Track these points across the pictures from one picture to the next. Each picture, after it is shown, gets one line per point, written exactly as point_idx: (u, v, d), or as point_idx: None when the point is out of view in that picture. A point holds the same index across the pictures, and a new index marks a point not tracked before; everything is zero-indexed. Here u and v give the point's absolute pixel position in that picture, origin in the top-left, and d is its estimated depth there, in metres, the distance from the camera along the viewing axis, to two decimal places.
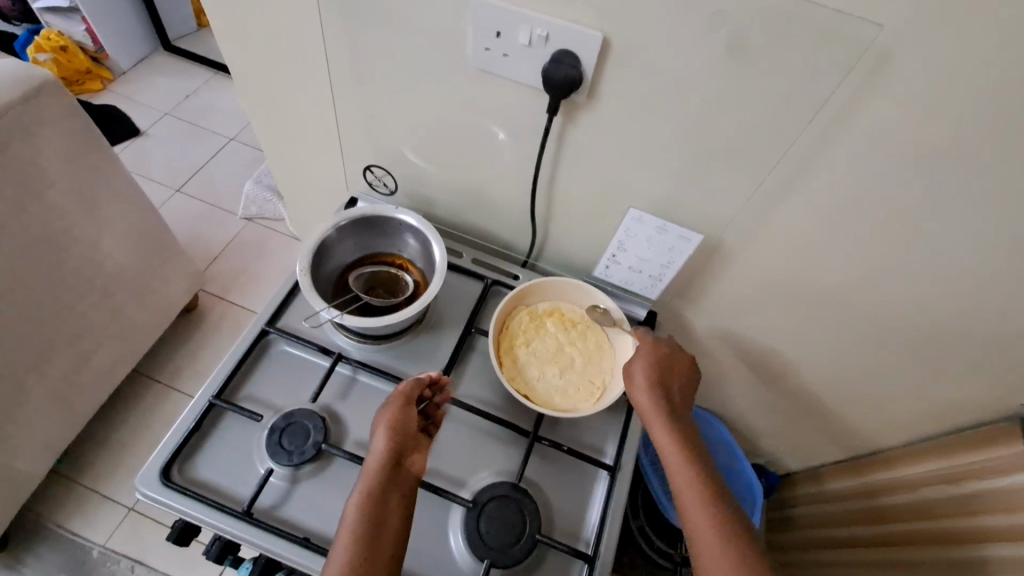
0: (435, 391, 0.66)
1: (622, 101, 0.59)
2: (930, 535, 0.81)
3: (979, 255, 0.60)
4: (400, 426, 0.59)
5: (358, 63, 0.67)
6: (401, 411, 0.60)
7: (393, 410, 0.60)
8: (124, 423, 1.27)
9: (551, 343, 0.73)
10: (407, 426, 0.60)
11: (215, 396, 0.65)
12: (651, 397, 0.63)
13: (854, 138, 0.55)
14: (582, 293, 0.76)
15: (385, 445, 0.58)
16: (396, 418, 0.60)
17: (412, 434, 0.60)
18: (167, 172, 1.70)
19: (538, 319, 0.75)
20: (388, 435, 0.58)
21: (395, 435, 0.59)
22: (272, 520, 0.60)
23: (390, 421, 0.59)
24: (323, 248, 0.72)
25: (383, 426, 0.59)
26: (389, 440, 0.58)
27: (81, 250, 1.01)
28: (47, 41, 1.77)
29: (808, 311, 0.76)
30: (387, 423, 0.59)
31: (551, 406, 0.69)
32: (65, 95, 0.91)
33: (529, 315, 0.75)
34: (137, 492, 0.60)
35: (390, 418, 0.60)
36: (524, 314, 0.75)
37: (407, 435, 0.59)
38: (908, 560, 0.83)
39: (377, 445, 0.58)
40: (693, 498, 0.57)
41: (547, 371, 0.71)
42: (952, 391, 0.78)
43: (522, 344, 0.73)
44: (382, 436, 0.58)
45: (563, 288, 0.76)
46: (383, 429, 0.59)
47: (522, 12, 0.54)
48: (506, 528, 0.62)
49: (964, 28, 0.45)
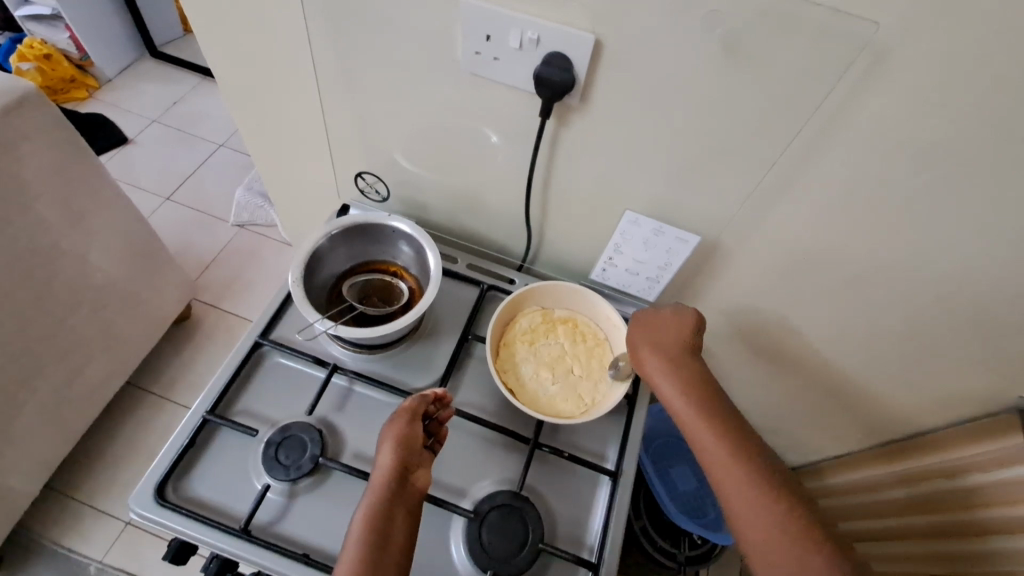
0: (439, 407, 0.65)
1: (615, 103, 0.58)
2: (933, 530, 0.81)
3: (981, 250, 0.59)
4: (407, 441, 0.58)
5: (347, 68, 0.66)
6: (408, 426, 0.59)
7: (398, 425, 0.59)
8: (119, 436, 1.26)
9: (555, 350, 0.73)
10: (414, 440, 0.59)
11: (209, 411, 0.64)
12: (660, 364, 0.64)
13: (852, 136, 0.54)
14: (593, 308, 0.75)
15: (392, 460, 0.56)
16: (400, 433, 0.58)
17: (417, 449, 0.59)
18: (156, 179, 1.68)
19: (551, 322, 0.75)
20: (395, 450, 0.57)
21: (401, 450, 0.57)
22: (270, 536, 0.59)
23: (396, 436, 0.58)
24: (315, 259, 0.71)
25: (389, 440, 0.58)
26: (396, 456, 0.57)
27: (70, 264, 0.99)
28: (29, 50, 1.75)
29: (809, 309, 0.76)
30: (393, 438, 0.58)
31: (533, 406, 0.69)
32: (49, 107, 0.89)
33: (543, 317, 0.75)
34: (130, 513, 0.59)
35: (396, 432, 0.58)
36: (538, 315, 0.75)
37: (412, 450, 0.58)
38: (917, 556, 0.84)
39: (383, 459, 0.57)
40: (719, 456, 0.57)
41: (543, 374, 0.71)
42: (952, 385, 0.77)
43: (525, 339, 0.73)
44: (388, 450, 0.57)
45: (580, 300, 0.75)
46: (390, 444, 0.58)
47: (513, 15, 0.53)
48: (508, 537, 0.62)
49: (958, 25, 0.44)
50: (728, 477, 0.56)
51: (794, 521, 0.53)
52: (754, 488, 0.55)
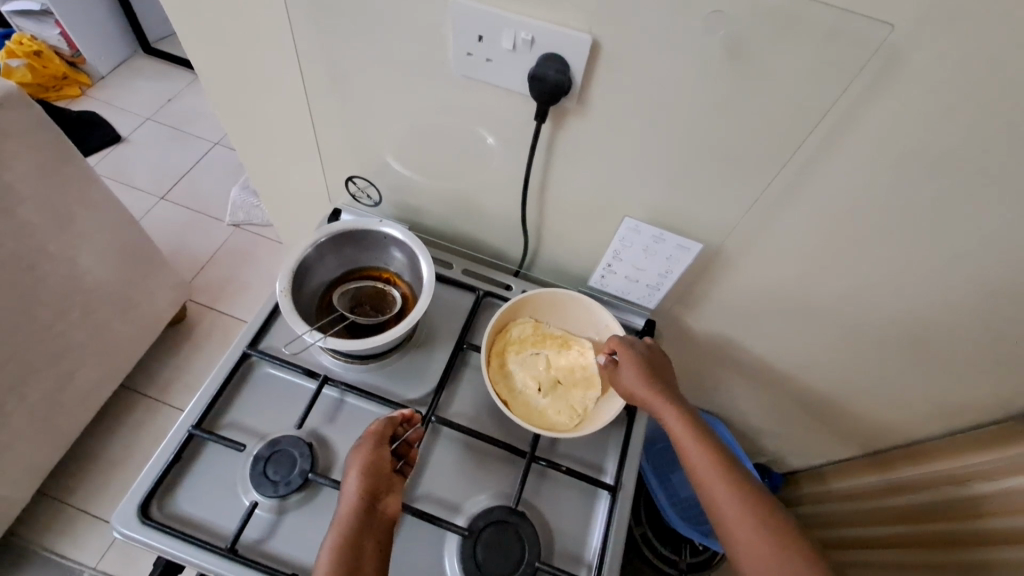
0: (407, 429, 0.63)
1: (614, 107, 0.56)
2: (927, 539, 0.80)
3: (994, 259, 0.57)
4: (374, 466, 0.57)
5: (335, 69, 0.63)
6: (374, 451, 0.58)
7: (364, 451, 0.58)
8: (113, 440, 1.24)
9: (545, 359, 0.71)
10: (381, 465, 0.58)
11: (194, 425, 0.62)
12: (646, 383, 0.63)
13: (861, 142, 0.51)
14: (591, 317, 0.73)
15: (359, 487, 0.55)
16: (367, 459, 0.57)
17: (385, 474, 0.58)
18: (150, 178, 1.66)
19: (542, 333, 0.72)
20: (362, 477, 0.56)
21: (368, 476, 0.56)
22: (258, 555, 0.58)
23: (363, 462, 0.57)
24: (303, 268, 0.69)
25: (356, 468, 0.57)
26: (364, 482, 0.56)
27: (58, 268, 0.97)
28: (18, 47, 1.72)
29: (814, 317, 0.73)
30: (360, 464, 0.57)
31: (523, 416, 0.67)
32: (33, 108, 0.87)
33: (534, 328, 0.72)
34: (113, 531, 0.57)
35: (362, 459, 0.57)
36: (530, 326, 0.72)
37: (381, 476, 0.57)
38: (906, 563, 0.83)
39: (350, 487, 0.55)
40: (707, 469, 0.57)
41: (532, 385, 0.69)
42: (961, 394, 0.75)
43: (517, 347, 0.71)
44: (355, 477, 0.56)
45: (578, 309, 0.73)
46: (356, 472, 0.56)
47: (506, 15, 0.51)
48: (503, 554, 0.60)
49: (976, 27, 0.42)
50: (711, 476, 0.56)
51: (775, 520, 0.53)
52: (741, 496, 0.55)
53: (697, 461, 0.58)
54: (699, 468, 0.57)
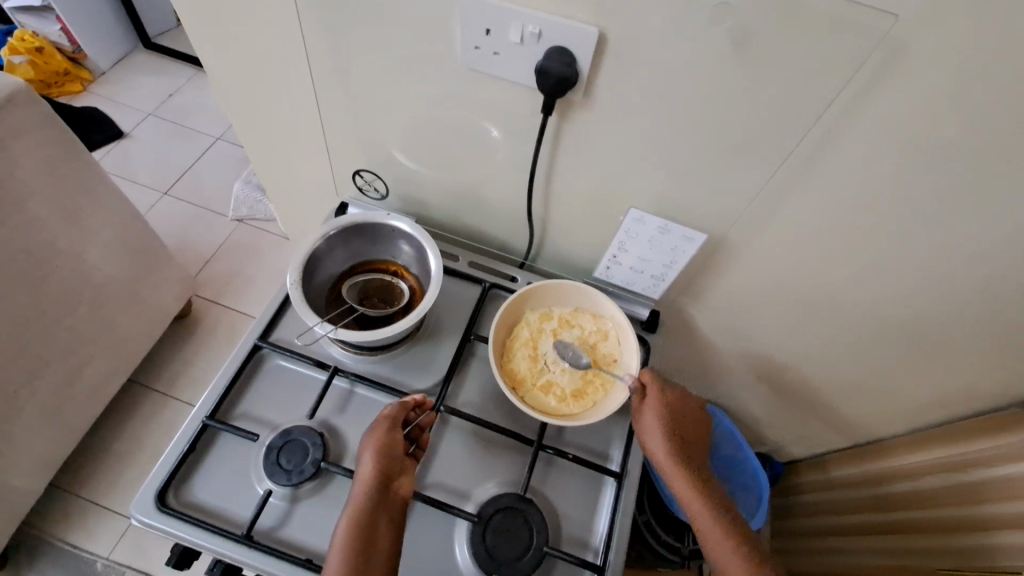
0: (420, 413, 0.65)
1: (620, 99, 0.56)
2: (931, 525, 0.81)
3: (995, 248, 0.58)
4: (388, 447, 0.59)
5: (343, 63, 0.64)
6: (388, 433, 0.60)
7: (379, 433, 0.59)
8: (122, 434, 1.26)
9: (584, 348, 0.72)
10: (395, 447, 0.59)
11: (208, 416, 0.63)
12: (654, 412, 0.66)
13: (866, 132, 0.52)
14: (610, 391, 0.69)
15: (373, 467, 0.57)
16: (381, 440, 0.59)
17: (399, 456, 0.59)
18: (153, 174, 1.66)
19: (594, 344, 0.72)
20: (376, 457, 0.57)
21: (383, 456, 0.58)
22: (272, 542, 0.59)
23: (377, 443, 0.58)
24: (312, 261, 0.70)
25: (370, 448, 0.58)
26: (378, 462, 0.57)
27: (65, 263, 0.98)
28: (21, 43, 1.72)
29: (816, 306, 0.74)
30: (374, 445, 0.58)
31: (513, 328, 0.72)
32: (40, 104, 0.87)
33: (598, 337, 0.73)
34: (132, 519, 0.58)
35: (376, 440, 0.59)
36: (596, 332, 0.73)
37: (394, 457, 0.59)
38: (903, 548, 0.84)
39: (365, 467, 0.57)
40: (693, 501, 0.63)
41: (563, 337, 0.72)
42: (962, 383, 0.76)
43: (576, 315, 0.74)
44: (370, 457, 0.58)
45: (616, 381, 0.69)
46: (371, 452, 0.58)
47: (513, 9, 0.52)
48: (513, 540, 0.61)
49: (979, 17, 0.42)
50: (725, 553, 0.59)
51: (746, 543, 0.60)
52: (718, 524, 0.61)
53: (682, 490, 0.63)
54: (686, 497, 0.63)
